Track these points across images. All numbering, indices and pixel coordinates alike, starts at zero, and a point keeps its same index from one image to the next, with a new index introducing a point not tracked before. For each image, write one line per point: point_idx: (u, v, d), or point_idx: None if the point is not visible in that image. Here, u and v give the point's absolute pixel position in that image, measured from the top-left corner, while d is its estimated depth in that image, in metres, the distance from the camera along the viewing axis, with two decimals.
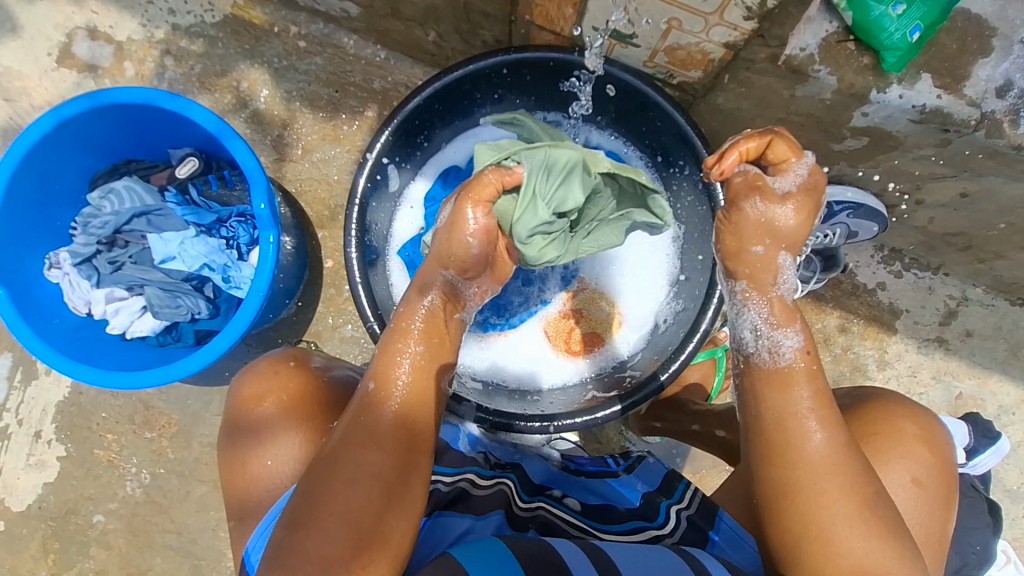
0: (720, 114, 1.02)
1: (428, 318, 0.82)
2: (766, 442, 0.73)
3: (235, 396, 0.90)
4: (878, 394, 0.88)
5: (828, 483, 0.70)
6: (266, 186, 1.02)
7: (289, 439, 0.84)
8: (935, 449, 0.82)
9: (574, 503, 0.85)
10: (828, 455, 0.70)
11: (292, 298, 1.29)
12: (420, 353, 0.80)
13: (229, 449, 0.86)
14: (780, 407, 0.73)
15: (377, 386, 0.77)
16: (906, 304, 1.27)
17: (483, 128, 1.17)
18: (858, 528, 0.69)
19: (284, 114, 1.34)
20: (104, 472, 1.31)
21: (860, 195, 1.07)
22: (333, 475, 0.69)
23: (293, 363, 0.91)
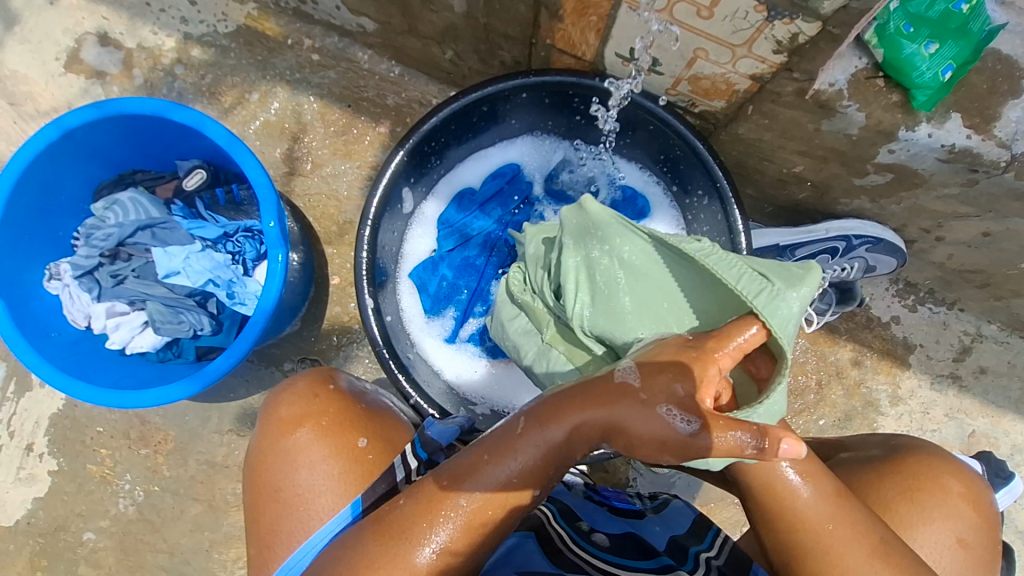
0: (741, 144, 1.01)
1: (563, 436, 0.64)
2: (760, 511, 0.72)
3: (271, 415, 0.87)
4: (920, 446, 0.89)
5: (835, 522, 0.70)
6: (276, 204, 0.99)
7: (323, 467, 0.82)
8: (980, 507, 0.84)
9: (601, 538, 0.81)
10: (820, 508, 0.70)
11: (297, 315, 1.26)
12: (527, 469, 0.65)
13: (257, 473, 0.85)
14: (763, 474, 0.71)
15: (455, 483, 0.66)
16: (919, 338, 1.26)
17: (498, 151, 1.15)
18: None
19: (295, 127, 1.32)
20: (96, 488, 1.27)
21: (878, 229, 1.05)
22: (381, 541, 0.66)
23: (331, 386, 0.89)
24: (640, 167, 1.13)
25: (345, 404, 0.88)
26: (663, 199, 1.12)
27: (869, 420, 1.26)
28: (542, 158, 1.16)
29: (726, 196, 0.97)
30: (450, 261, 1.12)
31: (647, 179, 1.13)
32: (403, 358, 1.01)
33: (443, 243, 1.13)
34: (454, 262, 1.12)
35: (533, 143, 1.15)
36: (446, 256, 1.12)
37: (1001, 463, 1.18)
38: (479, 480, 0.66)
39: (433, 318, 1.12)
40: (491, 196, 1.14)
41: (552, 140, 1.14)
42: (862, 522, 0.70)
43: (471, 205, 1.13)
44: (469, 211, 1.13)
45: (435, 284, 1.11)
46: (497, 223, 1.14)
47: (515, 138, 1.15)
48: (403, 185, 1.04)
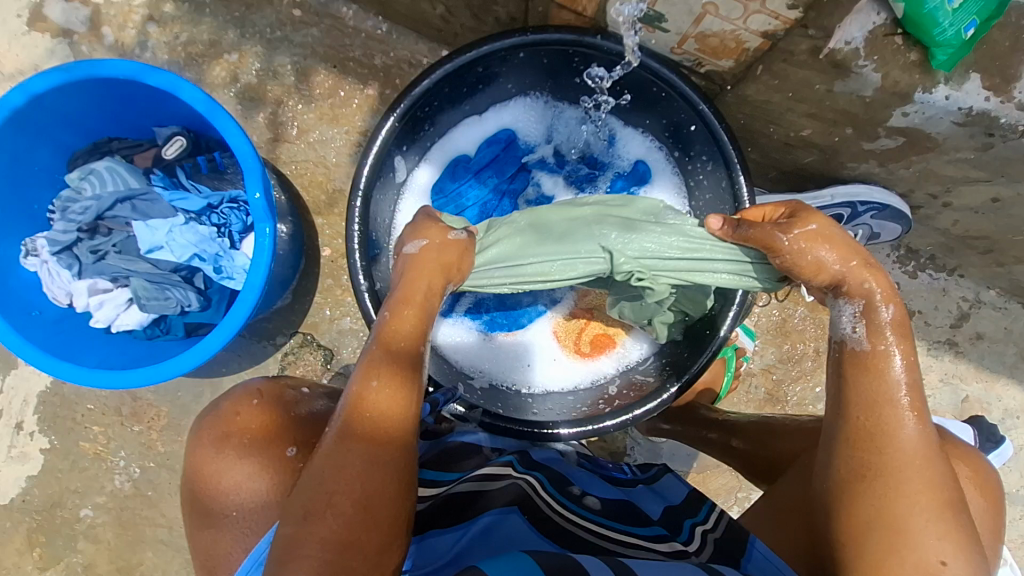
0: (748, 107, 0.97)
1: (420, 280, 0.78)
2: (851, 426, 0.70)
3: (195, 440, 0.82)
4: (933, 430, 0.85)
5: (916, 471, 0.67)
6: (261, 174, 0.94)
7: (254, 481, 0.78)
8: (987, 492, 0.81)
9: (593, 502, 0.81)
10: (918, 445, 0.68)
11: (288, 288, 1.23)
12: (403, 318, 0.76)
13: (193, 502, 0.81)
14: (874, 391, 0.70)
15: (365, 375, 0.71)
16: (918, 305, 1.26)
17: (493, 115, 1.10)
18: (937, 530, 0.64)
19: (278, 90, 1.25)
20: (90, 465, 1.26)
21: (885, 195, 1.03)
22: (327, 447, 0.66)
23: (256, 398, 0.84)
24: (642, 133, 1.09)
25: (275, 400, 0.84)
26: (664, 165, 1.08)
27: None
28: (539, 122, 1.11)
29: (732, 162, 0.95)
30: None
31: (648, 144, 1.09)
32: None
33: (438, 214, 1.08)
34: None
35: (530, 106, 1.10)
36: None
37: (993, 427, 1.22)
38: (377, 351, 0.73)
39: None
40: (487, 163, 1.09)
41: (550, 103, 1.09)
42: (942, 475, 0.67)
43: (466, 173, 1.09)
44: (463, 180, 1.09)
45: None
46: (494, 191, 1.10)
47: (511, 102, 1.09)
48: (395, 152, 1.00)
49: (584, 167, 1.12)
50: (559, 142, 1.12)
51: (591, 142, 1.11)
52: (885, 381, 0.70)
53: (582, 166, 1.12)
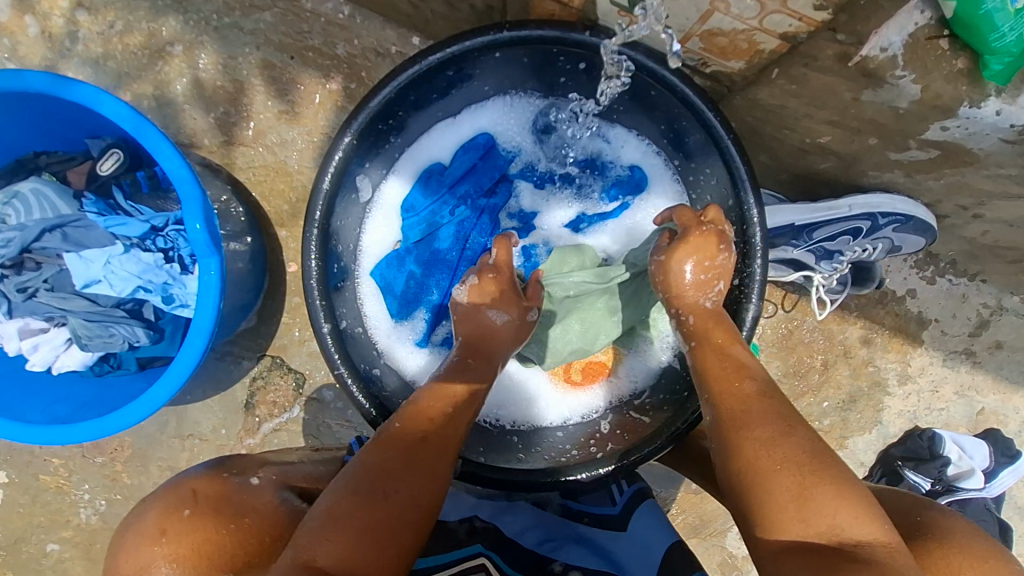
0: (759, 111, 0.85)
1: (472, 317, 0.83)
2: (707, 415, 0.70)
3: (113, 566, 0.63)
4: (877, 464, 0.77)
5: (767, 436, 0.64)
6: (201, 203, 0.81)
7: None
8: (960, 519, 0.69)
9: None
10: (750, 393, 0.69)
11: (251, 311, 1.13)
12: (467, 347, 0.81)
13: None
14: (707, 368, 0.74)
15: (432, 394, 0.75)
16: (934, 313, 1.17)
17: (469, 119, 0.97)
18: (828, 490, 0.59)
19: (229, 86, 1.11)
20: (54, 499, 1.19)
21: (909, 206, 0.92)
22: (393, 442, 0.68)
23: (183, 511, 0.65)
24: (638, 134, 0.96)
25: (215, 510, 0.66)
26: (663, 170, 0.96)
27: (874, 401, 1.19)
28: (522, 125, 0.98)
29: (740, 178, 0.83)
30: (418, 255, 0.96)
31: (645, 146, 0.97)
32: (367, 376, 0.89)
33: (410, 234, 0.96)
34: (422, 256, 0.97)
35: (511, 106, 0.96)
36: (413, 249, 0.97)
37: (1008, 439, 1.17)
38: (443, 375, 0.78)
39: (403, 322, 0.96)
40: (464, 174, 0.97)
41: (534, 101, 0.96)
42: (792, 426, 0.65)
43: (439, 187, 0.96)
44: (437, 195, 0.97)
45: (402, 282, 0.96)
46: (472, 207, 0.97)
47: (488, 103, 0.96)
48: (357, 166, 0.88)
49: (575, 175, 0.99)
50: (546, 146, 0.99)
51: (582, 145, 0.98)
52: (710, 365, 0.74)
53: (572, 174, 0.99)
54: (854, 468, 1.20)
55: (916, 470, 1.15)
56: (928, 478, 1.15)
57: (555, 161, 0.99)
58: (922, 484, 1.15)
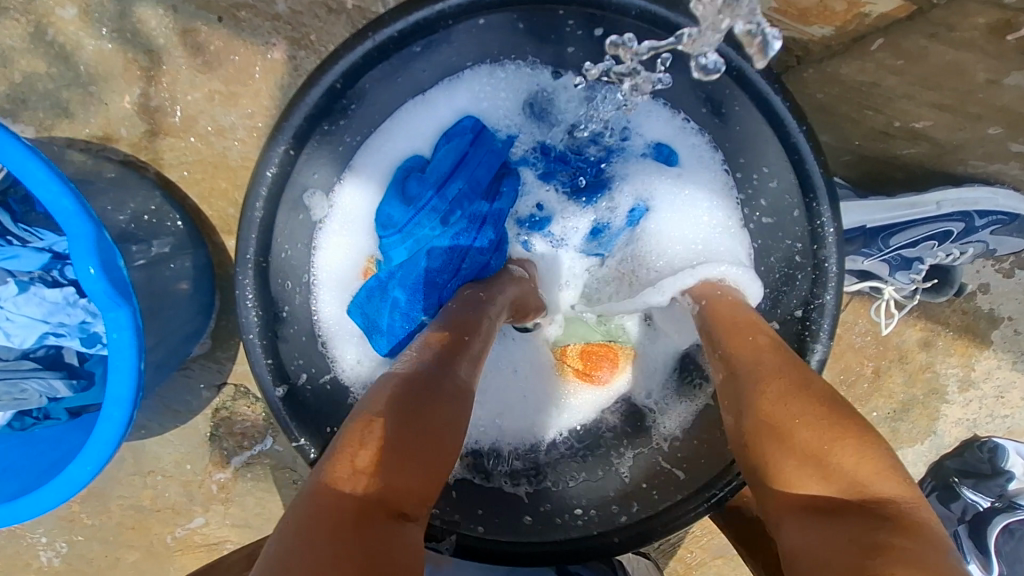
0: (837, 88, 0.70)
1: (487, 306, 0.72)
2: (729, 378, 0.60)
3: None
4: None
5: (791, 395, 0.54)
6: (94, 242, 0.62)
7: None
8: None
9: None
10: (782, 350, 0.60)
11: (201, 336, 0.95)
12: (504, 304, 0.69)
13: None
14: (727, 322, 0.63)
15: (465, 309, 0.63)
16: (1009, 310, 0.99)
17: (450, 99, 0.73)
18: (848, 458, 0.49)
19: (144, 59, 0.88)
20: (8, 542, 1.07)
21: (1015, 200, 0.72)
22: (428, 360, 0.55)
23: None
24: (669, 106, 0.72)
25: None
26: (708, 154, 0.72)
27: (930, 410, 1.04)
28: (520, 104, 0.74)
29: (812, 184, 0.66)
30: (402, 278, 0.71)
31: (681, 123, 0.72)
32: (339, 441, 0.74)
33: (390, 253, 0.72)
34: (408, 281, 0.71)
35: (498, 76, 0.73)
36: (394, 273, 0.71)
37: None
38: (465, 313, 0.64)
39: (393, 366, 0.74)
40: (454, 170, 0.71)
41: (526, 68, 0.73)
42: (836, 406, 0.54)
43: (421, 187, 0.71)
44: (418, 197, 0.71)
45: (383, 319, 0.72)
46: (470, 212, 0.70)
47: (468, 74, 0.73)
48: (303, 184, 0.72)
49: (601, 163, 0.74)
50: (559, 126, 0.74)
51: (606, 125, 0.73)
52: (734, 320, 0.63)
53: (598, 162, 0.74)
54: None
55: (975, 487, 1.03)
56: (988, 496, 1.03)
57: (572, 146, 0.74)
58: (980, 502, 1.03)
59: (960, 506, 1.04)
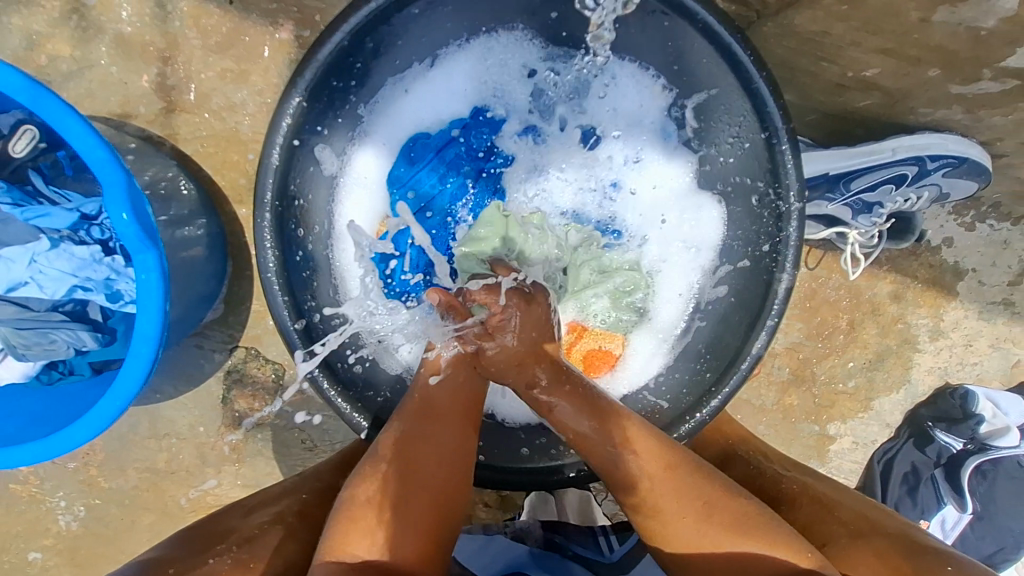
0: (793, 41, 0.75)
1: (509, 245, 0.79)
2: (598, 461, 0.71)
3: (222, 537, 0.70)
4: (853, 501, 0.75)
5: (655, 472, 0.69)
6: (126, 190, 0.69)
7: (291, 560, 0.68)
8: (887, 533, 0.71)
9: None
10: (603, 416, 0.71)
11: (215, 300, 1.01)
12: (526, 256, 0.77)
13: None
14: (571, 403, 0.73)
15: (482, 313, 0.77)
16: (973, 262, 1.06)
17: (444, 71, 0.82)
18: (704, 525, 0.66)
19: (160, 41, 0.94)
20: (28, 508, 1.11)
21: (963, 145, 0.80)
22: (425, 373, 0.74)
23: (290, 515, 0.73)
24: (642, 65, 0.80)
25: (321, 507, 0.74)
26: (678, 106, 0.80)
27: (903, 359, 1.10)
28: (502, 76, 0.83)
29: (775, 128, 0.72)
30: (409, 234, 0.85)
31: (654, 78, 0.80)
32: (348, 377, 0.80)
33: (397, 208, 0.85)
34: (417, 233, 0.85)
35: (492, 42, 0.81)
36: (405, 226, 0.85)
37: None
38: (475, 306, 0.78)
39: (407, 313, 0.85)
40: (454, 137, 0.84)
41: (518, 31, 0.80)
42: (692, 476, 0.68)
43: (425, 149, 0.84)
44: (422, 159, 0.84)
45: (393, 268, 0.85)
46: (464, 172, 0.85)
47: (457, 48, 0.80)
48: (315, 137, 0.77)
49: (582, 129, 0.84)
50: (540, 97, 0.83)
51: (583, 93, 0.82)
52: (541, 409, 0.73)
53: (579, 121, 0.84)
54: (879, 430, 1.13)
55: (947, 430, 1.09)
56: (960, 438, 1.09)
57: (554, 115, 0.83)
58: (953, 445, 1.09)
59: (935, 449, 1.10)
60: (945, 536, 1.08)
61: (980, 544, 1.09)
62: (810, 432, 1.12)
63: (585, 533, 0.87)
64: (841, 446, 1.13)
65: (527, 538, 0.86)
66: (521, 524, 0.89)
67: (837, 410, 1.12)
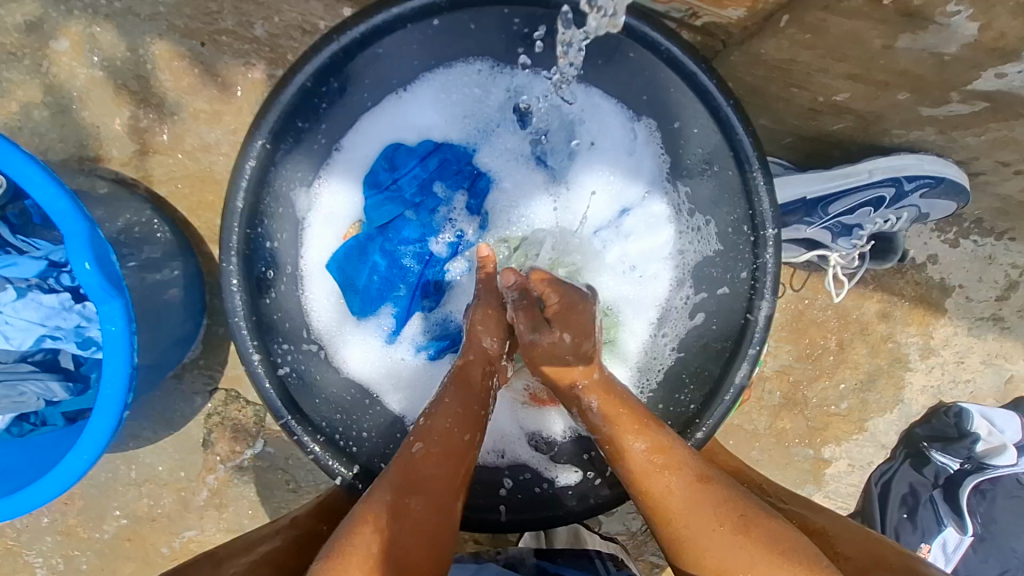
0: (762, 69, 0.74)
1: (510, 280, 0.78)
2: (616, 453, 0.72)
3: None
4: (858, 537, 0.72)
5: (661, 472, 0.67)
6: (91, 239, 0.68)
7: None
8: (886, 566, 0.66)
9: None
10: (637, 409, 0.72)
11: (192, 343, 0.98)
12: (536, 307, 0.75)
13: None
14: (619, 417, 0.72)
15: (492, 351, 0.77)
16: (959, 279, 1.05)
17: (415, 95, 0.82)
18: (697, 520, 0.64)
19: (133, 84, 0.94)
20: (3, 562, 1.08)
21: (939, 166, 0.80)
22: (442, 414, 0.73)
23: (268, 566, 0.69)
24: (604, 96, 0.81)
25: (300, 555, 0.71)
26: (643, 135, 0.81)
27: (896, 378, 1.08)
28: (466, 116, 0.84)
29: (746, 155, 0.71)
30: (383, 244, 0.84)
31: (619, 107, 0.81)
32: (322, 417, 0.77)
33: (372, 214, 0.83)
34: (388, 243, 0.84)
35: (462, 71, 0.81)
36: (377, 234, 0.84)
37: None
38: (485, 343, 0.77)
39: (365, 322, 0.85)
40: (434, 158, 0.84)
41: (480, 61, 0.80)
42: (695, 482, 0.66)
43: (404, 162, 0.83)
44: (403, 169, 0.83)
45: (368, 281, 0.83)
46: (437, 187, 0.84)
47: (426, 78, 0.81)
48: (282, 178, 0.76)
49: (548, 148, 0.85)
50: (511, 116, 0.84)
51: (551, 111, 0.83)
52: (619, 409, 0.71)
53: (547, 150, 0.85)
54: (876, 452, 1.10)
55: (943, 450, 1.07)
56: (957, 458, 1.07)
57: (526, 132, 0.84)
58: (950, 465, 1.07)
59: (933, 470, 1.07)
60: (946, 561, 1.06)
61: (984, 566, 1.06)
62: (806, 456, 1.10)
63: (578, 560, 0.86)
64: (837, 469, 1.11)
65: (519, 567, 0.84)
66: (515, 551, 0.87)
67: (831, 433, 1.10)
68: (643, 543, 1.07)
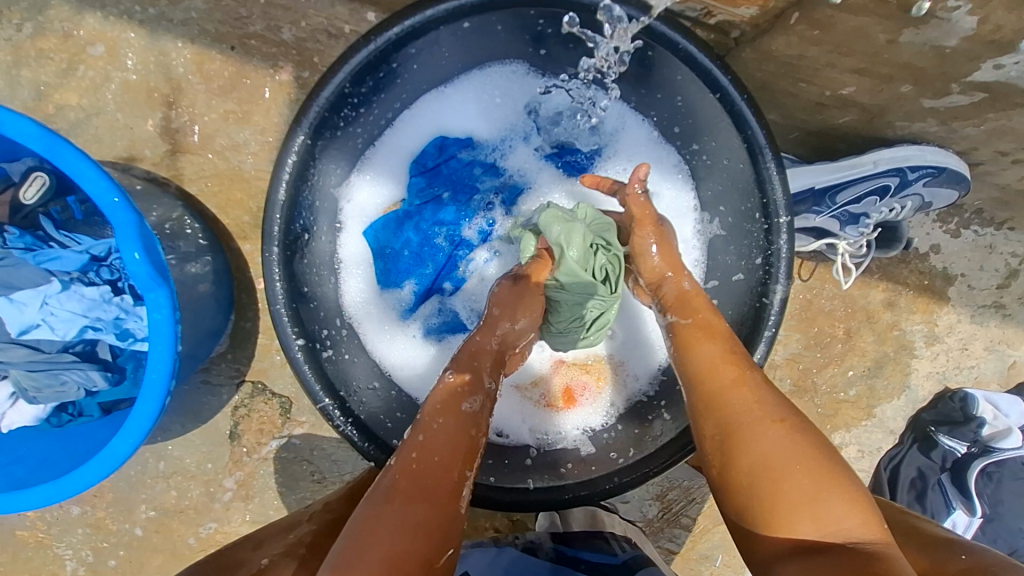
0: (771, 64, 0.79)
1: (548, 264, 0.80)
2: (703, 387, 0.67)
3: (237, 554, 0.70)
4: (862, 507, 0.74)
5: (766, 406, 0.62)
6: (138, 230, 0.72)
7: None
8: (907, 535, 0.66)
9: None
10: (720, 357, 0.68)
11: (223, 335, 1.02)
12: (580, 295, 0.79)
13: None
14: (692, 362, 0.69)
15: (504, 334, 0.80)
16: (960, 268, 1.09)
17: (456, 91, 0.87)
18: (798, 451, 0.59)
19: (165, 87, 0.98)
20: (35, 554, 1.10)
21: (940, 156, 0.85)
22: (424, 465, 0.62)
23: (308, 540, 0.73)
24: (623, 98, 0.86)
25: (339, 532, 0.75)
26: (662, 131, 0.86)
27: (902, 365, 1.12)
28: (500, 113, 0.88)
29: (759, 146, 0.75)
30: (416, 223, 0.89)
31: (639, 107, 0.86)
32: (353, 396, 0.81)
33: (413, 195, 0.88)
34: (421, 222, 0.89)
35: (499, 71, 0.86)
36: (414, 212, 0.89)
37: None
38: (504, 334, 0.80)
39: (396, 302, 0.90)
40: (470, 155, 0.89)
41: (514, 62, 0.85)
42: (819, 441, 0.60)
43: (441, 157, 0.88)
44: (442, 163, 0.88)
45: (402, 257, 0.89)
46: (470, 180, 0.90)
47: (464, 79, 0.86)
48: (320, 172, 0.80)
49: (571, 143, 0.89)
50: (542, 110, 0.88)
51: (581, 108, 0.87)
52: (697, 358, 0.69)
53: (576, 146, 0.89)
54: (884, 437, 1.13)
55: (949, 434, 1.10)
56: (963, 442, 1.10)
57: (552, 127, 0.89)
58: (957, 449, 1.10)
59: (940, 454, 1.10)
60: None
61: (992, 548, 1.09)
62: None
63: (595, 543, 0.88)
64: (847, 455, 1.14)
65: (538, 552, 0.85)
66: (532, 537, 0.89)
67: (840, 419, 1.13)
68: (659, 530, 1.10)
